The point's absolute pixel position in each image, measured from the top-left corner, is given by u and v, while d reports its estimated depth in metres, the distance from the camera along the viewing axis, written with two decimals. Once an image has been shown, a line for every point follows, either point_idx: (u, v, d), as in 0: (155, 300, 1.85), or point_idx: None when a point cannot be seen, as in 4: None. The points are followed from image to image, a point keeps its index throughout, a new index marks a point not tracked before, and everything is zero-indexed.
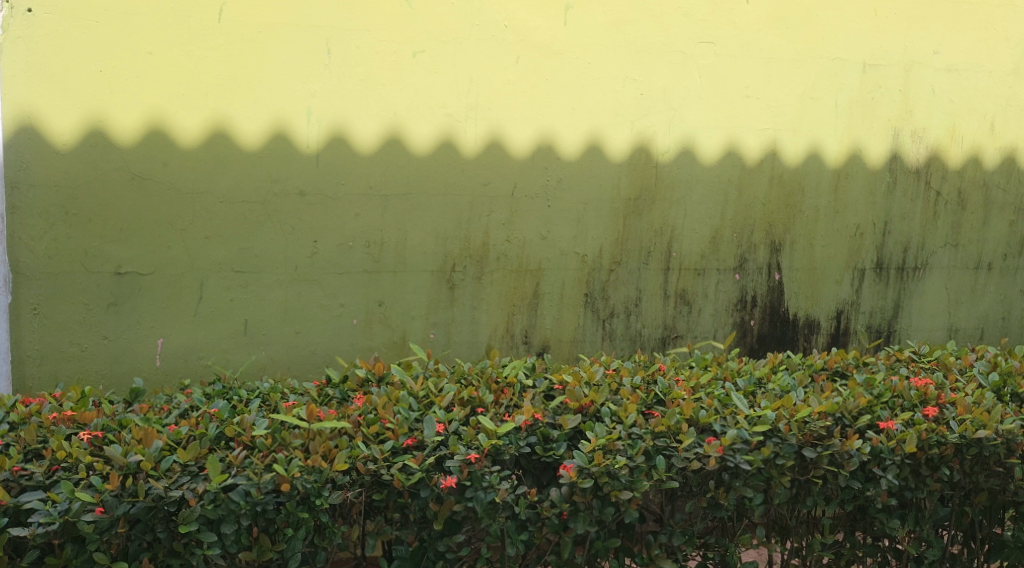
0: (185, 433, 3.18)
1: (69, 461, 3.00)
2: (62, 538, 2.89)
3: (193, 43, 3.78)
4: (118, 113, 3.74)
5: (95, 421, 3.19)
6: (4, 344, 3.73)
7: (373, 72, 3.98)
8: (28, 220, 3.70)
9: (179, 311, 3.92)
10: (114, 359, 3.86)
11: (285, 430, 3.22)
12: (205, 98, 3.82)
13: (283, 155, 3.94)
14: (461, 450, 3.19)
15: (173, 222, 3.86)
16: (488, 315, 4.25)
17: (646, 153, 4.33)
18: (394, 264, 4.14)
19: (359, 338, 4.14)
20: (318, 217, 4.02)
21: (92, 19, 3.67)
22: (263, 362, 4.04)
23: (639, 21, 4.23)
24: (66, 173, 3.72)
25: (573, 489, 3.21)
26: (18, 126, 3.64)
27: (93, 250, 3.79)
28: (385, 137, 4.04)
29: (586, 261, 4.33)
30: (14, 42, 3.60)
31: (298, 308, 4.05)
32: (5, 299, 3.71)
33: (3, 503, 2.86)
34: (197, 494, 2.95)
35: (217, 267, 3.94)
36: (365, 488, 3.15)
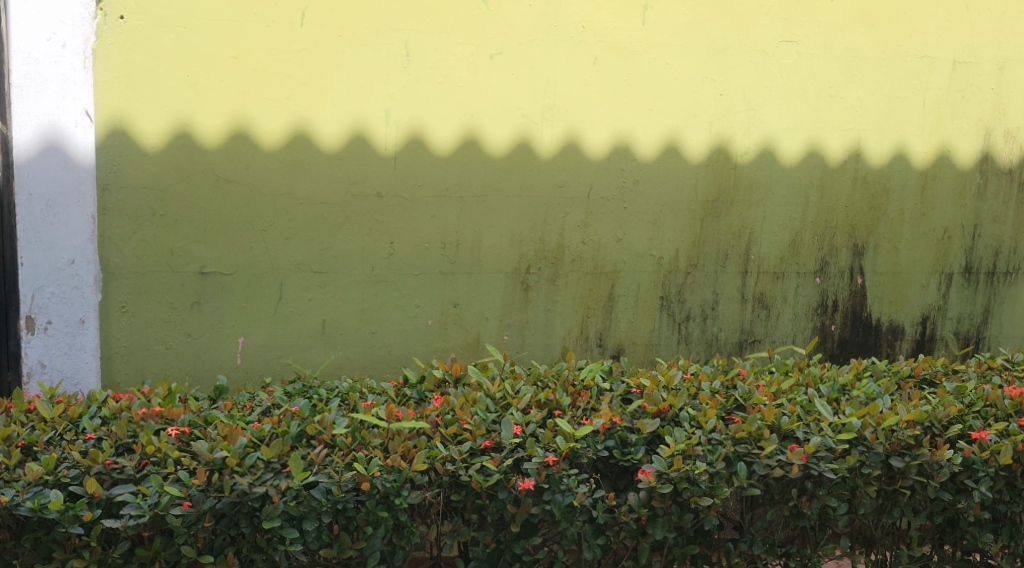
0: (268, 430, 3.20)
1: (158, 455, 3.06)
2: (151, 531, 2.96)
3: (276, 47, 3.85)
4: (203, 116, 3.82)
5: (183, 416, 3.24)
6: (94, 340, 3.82)
7: (451, 74, 4.01)
8: (118, 220, 3.80)
9: (260, 310, 3.98)
10: (197, 357, 3.94)
11: (365, 429, 3.27)
12: (287, 101, 3.88)
13: (362, 156, 3.99)
14: (539, 452, 3.20)
15: (255, 223, 3.93)
16: (563, 317, 4.25)
17: (726, 155, 4.29)
18: (470, 265, 4.16)
19: (434, 339, 4.17)
20: (396, 218, 4.06)
21: (180, 25, 3.75)
22: (340, 362, 4.09)
23: (719, 22, 4.19)
24: (154, 175, 3.81)
25: (651, 494, 3.21)
26: (110, 129, 3.74)
27: (178, 250, 3.87)
28: (462, 138, 4.06)
29: (662, 263, 4.31)
30: (107, 48, 3.70)
31: (375, 308, 4.10)
32: (96, 297, 3.80)
33: (96, 496, 2.93)
34: (279, 491, 2.99)
35: (297, 268, 4.00)
36: (443, 488, 3.17)
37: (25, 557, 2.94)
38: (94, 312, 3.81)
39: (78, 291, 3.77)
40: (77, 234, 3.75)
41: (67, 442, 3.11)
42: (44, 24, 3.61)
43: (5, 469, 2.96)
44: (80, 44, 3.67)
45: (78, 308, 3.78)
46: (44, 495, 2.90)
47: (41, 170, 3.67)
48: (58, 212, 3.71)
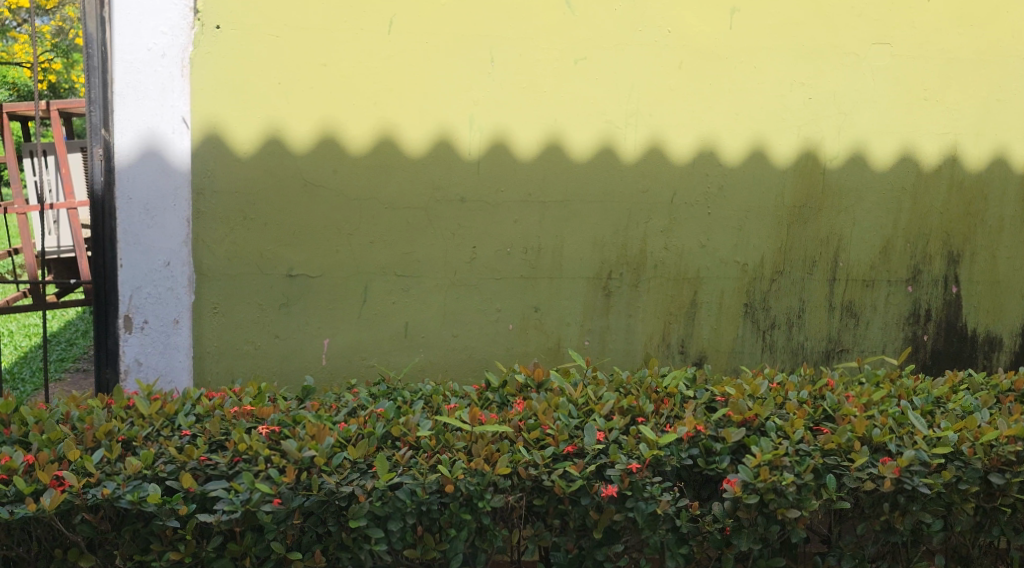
0: (354, 430, 3.25)
1: (250, 453, 3.12)
2: (243, 526, 3.02)
3: (364, 54, 3.90)
4: (293, 122, 3.89)
5: (273, 416, 3.31)
6: (187, 339, 3.92)
7: (535, 80, 4.02)
8: (211, 224, 3.89)
9: (345, 312, 4.05)
10: (284, 358, 4.02)
11: (448, 432, 3.29)
12: (374, 107, 3.94)
13: (447, 161, 4.03)
14: (622, 459, 3.19)
15: (341, 227, 3.99)
16: (644, 323, 4.24)
17: (814, 160, 4.23)
18: (552, 270, 4.17)
19: (515, 343, 4.18)
20: (479, 222, 4.09)
21: (273, 33, 3.83)
22: (423, 364, 4.13)
23: (807, 28, 4.14)
24: (245, 180, 3.89)
25: (737, 504, 3.19)
26: (206, 135, 3.84)
27: (268, 253, 3.95)
28: (546, 144, 4.07)
29: (747, 269, 4.26)
30: (203, 57, 3.79)
31: (456, 312, 4.13)
32: (189, 298, 3.90)
33: (191, 490, 2.99)
34: (366, 491, 3.04)
35: (381, 271, 4.05)
36: (525, 492, 3.19)
37: (124, 549, 3.01)
38: (187, 313, 3.91)
39: (174, 292, 3.87)
40: (173, 236, 3.85)
41: (164, 438, 3.20)
42: (145, 34, 3.72)
43: (106, 462, 3.05)
44: (178, 54, 3.77)
45: (173, 308, 3.88)
46: (143, 488, 2.97)
47: (140, 175, 3.79)
48: (156, 216, 3.82)
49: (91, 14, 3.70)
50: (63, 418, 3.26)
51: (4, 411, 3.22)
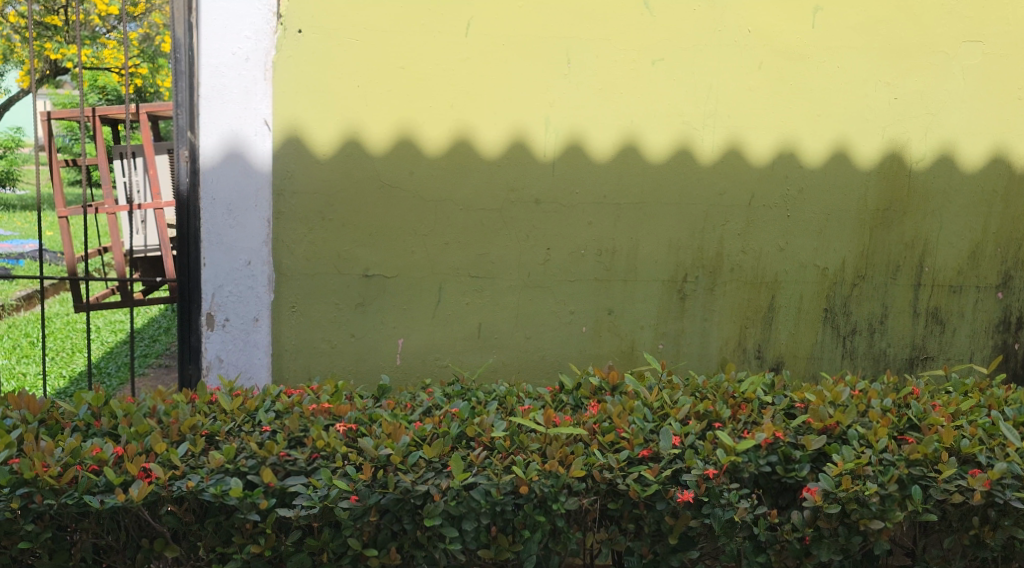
0: (429, 429, 3.27)
1: (328, 449, 3.16)
2: (321, 522, 3.05)
3: (442, 56, 3.92)
4: (371, 124, 3.92)
5: (350, 414, 3.34)
6: (267, 338, 3.98)
7: (613, 81, 4.00)
8: (290, 224, 3.94)
9: (419, 312, 4.07)
10: (360, 357, 4.06)
11: (523, 433, 3.29)
12: (450, 109, 3.95)
13: (522, 164, 4.03)
14: (698, 464, 3.16)
15: (416, 228, 4.02)
16: (720, 328, 4.20)
17: (899, 162, 4.14)
18: (626, 272, 4.14)
19: (588, 345, 4.18)
20: (554, 224, 4.08)
21: (352, 36, 3.86)
22: (496, 366, 4.15)
23: (891, 29, 4.05)
24: (324, 181, 3.94)
25: (817, 513, 3.15)
26: (287, 137, 3.89)
27: (345, 254, 3.99)
28: (623, 146, 4.05)
29: (827, 274, 4.19)
30: (285, 60, 3.84)
31: (530, 313, 4.13)
32: (269, 297, 3.96)
33: (271, 485, 3.02)
34: (441, 490, 3.06)
35: (455, 272, 4.07)
36: (600, 496, 3.18)
37: (208, 540, 3.05)
38: (267, 311, 3.96)
39: (254, 290, 3.93)
40: (254, 236, 3.91)
41: (246, 433, 3.25)
42: (230, 39, 3.78)
43: (191, 456, 3.12)
44: (262, 58, 3.82)
45: (253, 307, 3.95)
46: (226, 482, 3.01)
47: (223, 176, 3.85)
48: (238, 216, 3.88)
49: (179, 20, 3.77)
50: (149, 411, 3.32)
51: (96, 404, 3.31)
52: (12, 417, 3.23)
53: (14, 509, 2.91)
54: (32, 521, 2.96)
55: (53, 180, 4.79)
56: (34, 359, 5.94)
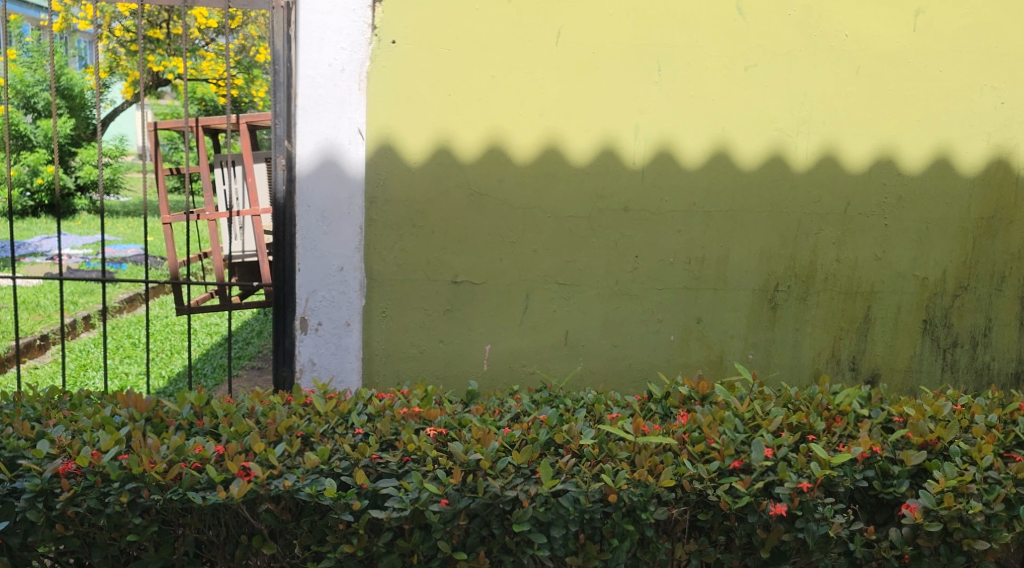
0: (518, 436, 3.28)
1: (419, 453, 3.18)
2: (412, 524, 3.05)
3: (532, 65, 3.92)
4: (462, 132, 3.95)
5: (440, 418, 3.37)
6: (358, 342, 4.03)
7: (704, 88, 3.96)
8: (382, 231, 3.99)
9: (506, 319, 4.08)
10: (448, 362, 4.09)
11: (612, 441, 3.27)
12: (540, 117, 3.95)
13: (611, 171, 4.01)
14: (792, 477, 3.10)
15: (504, 235, 4.03)
16: (812, 338, 4.13)
17: (1002, 169, 4.04)
18: (715, 281, 4.10)
19: (676, 354, 4.14)
20: (642, 232, 4.05)
21: (444, 46, 3.89)
22: (582, 373, 4.14)
23: (994, 33, 3.95)
24: (415, 188, 3.97)
25: (917, 531, 3.10)
26: (380, 146, 3.93)
27: (434, 260, 4.02)
28: (714, 154, 4.01)
29: (927, 284, 4.10)
30: (379, 71, 3.88)
31: (617, 321, 4.11)
32: (361, 302, 4.01)
33: (364, 486, 3.05)
34: (529, 496, 3.05)
35: (543, 279, 4.07)
36: (690, 506, 3.15)
37: (303, 538, 3.09)
38: (358, 316, 4.01)
39: (346, 295, 3.99)
40: (346, 242, 3.96)
41: (339, 435, 3.29)
42: (327, 50, 3.84)
43: (287, 456, 3.16)
44: (356, 69, 3.87)
45: (345, 311, 4.00)
46: (321, 482, 3.05)
47: (318, 184, 3.92)
48: (332, 222, 3.94)
49: (278, 33, 3.84)
50: (248, 412, 3.39)
51: (198, 403, 3.40)
52: (121, 415, 3.32)
53: (123, 503, 3.00)
54: (140, 514, 3.03)
55: (160, 192, 5.11)
56: (136, 359, 6.12)
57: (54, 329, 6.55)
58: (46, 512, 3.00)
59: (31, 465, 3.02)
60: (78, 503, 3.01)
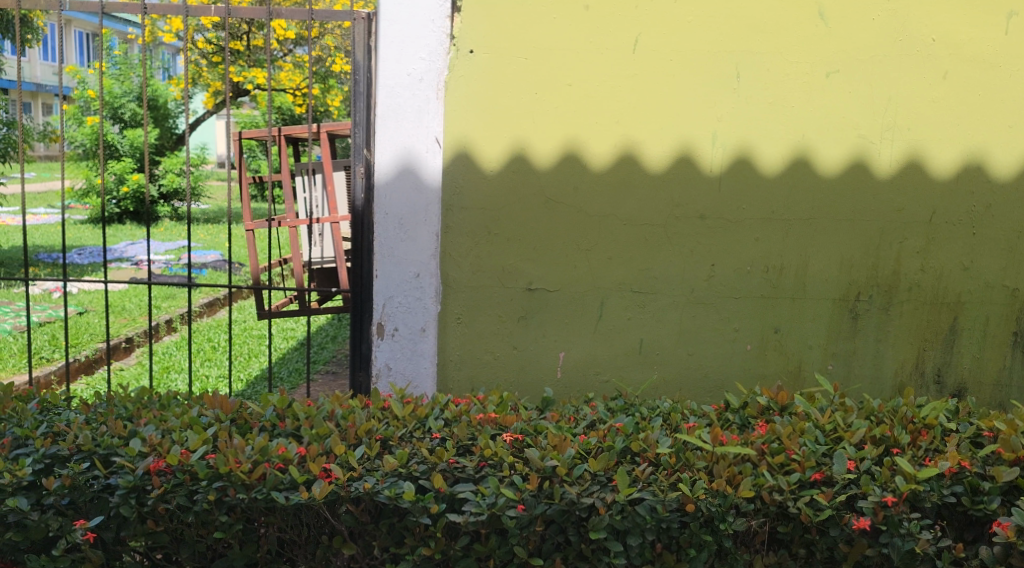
0: (594, 443, 3.26)
1: (495, 458, 3.19)
2: (488, 528, 3.06)
3: (609, 73, 3.90)
4: (538, 140, 3.94)
5: (516, 424, 3.37)
6: (433, 347, 4.05)
7: (784, 95, 3.90)
8: (458, 238, 4.00)
9: (581, 326, 4.07)
10: (521, 369, 4.09)
11: (689, 451, 3.23)
12: (616, 125, 3.93)
13: (688, 179, 3.97)
14: (875, 491, 3.05)
15: (579, 243, 4.02)
16: (895, 350, 4.06)
17: None
18: (794, 290, 4.04)
19: (753, 364, 4.09)
20: (719, 240, 4.01)
21: (521, 55, 3.89)
22: (657, 382, 4.11)
23: None
24: (490, 195, 3.98)
25: (1009, 551, 3.01)
26: (457, 154, 3.95)
27: (509, 267, 4.03)
28: (794, 161, 3.95)
29: (1017, 295, 4.02)
30: (457, 80, 3.90)
31: (693, 329, 4.07)
32: (436, 308, 4.02)
33: (442, 490, 3.07)
34: (606, 504, 3.04)
35: (618, 287, 4.04)
36: (769, 518, 3.10)
37: (381, 540, 3.10)
38: (434, 322, 4.03)
39: (422, 301, 4.01)
40: (423, 249, 3.98)
41: (417, 439, 3.31)
42: (406, 60, 3.88)
43: (367, 459, 3.20)
44: (435, 78, 3.89)
45: (421, 317, 4.02)
46: (399, 485, 3.06)
47: (395, 191, 3.95)
48: (409, 229, 3.97)
49: (359, 44, 3.92)
50: (328, 415, 3.43)
51: (281, 406, 3.46)
52: (208, 415, 3.39)
53: (210, 501, 3.05)
54: (226, 513, 3.08)
55: (243, 200, 5.20)
56: (217, 363, 6.24)
57: (139, 331, 6.71)
58: (138, 508, 3.07)
59: (125, 462, 3.07)
60: (168, 500, 3.07)
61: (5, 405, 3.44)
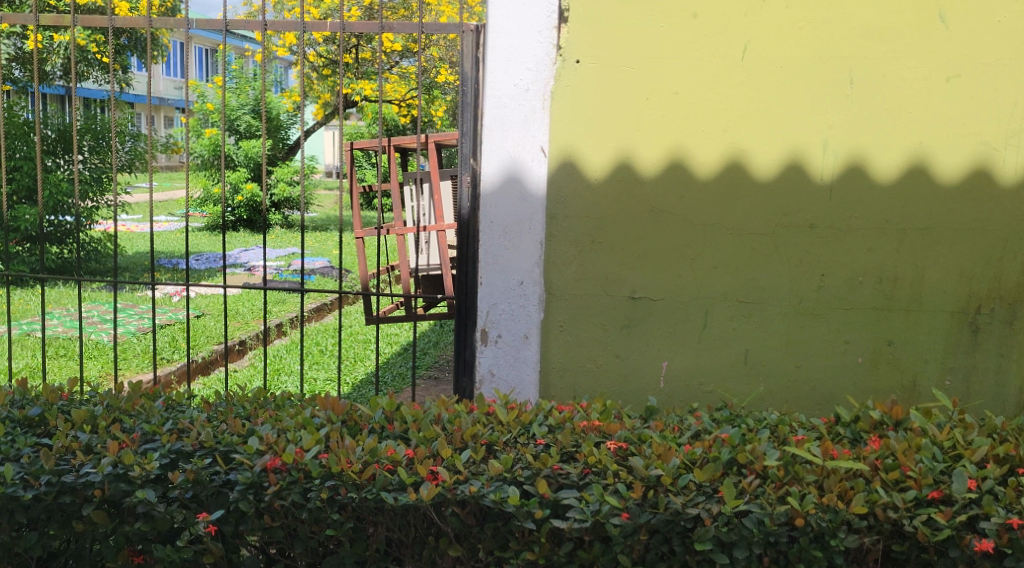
0: (700, 453, 3.22)
1: (600, 466, 3.18)
2: (592, 535, 3.06)
3: (718, 81, 3.87)
4: (643, 150, 3.93)
5: (620, 432, 3.37)
6: (536, 354, 4.07)
7: (900, 101, 3.82)
8: (561, 246, 4.01)
9: (686, 337, 4.04)
10: (625, 378, 4.08)
11: (798, 464, 3.17)
12: (724, 133, 3.90)
13: (797, 189, 3.91)
14: (999, 512, 2.96)
15: (683, 252, 3.99)
16: (1018, 366, 3.95)
17: None
18: (909, 302, 3.94)
19: (865, 377, 4.00)
20: (830, 250, 3.93)
21: (628, 65, 3.89)
22: (763, 394, 4.05)
23: None
24: (595, 204, 3.98)
25: None
26: (563, 163, 3.96)
27: (613, 276, 4.02)
28: (910, 169, 3.86)
29: None
30: (563, 90, 3.92)
31: (801, 341, 4.00)
32: (539, 316, 4.05)
33: (546, 496, 3.07)
34: (711, 515, 3.01)
35: (723, 297, 4.00)
36: (884, 536, 3.02)
37: (486, 543, 3.13)
38: (537, 329, 4.06)
39: (525, 309, 4.04)
40: (526, 257, 4.01)
41: (521, 444, 3.33)
42: (513, 71, 3.91)
43: (472, 463, 3.23)
44: (541, 89, 3.92)
45: (524, 324, 4.05)
46: (504, 490, 3.09)
47: (500, 200, 3.98)
48: (513, 238, 4.00)
49: (468, 56, 3.95)
50: (435, 418, 3.48)
51: (389, 409, 3.53)
52: (320, 416, 3.48)
53: (323, 499, 3.13)
54: (338, 511, 3.15)
55: (352, 208, 5.31)
56: (325, 366, 6.38)
57: (251, 334, 6.90)
58: (255, 503, 3.15)
59: (244, 459, 3.17)
60: (283, 497, 3.14)
61: (133, 403, 3.58)
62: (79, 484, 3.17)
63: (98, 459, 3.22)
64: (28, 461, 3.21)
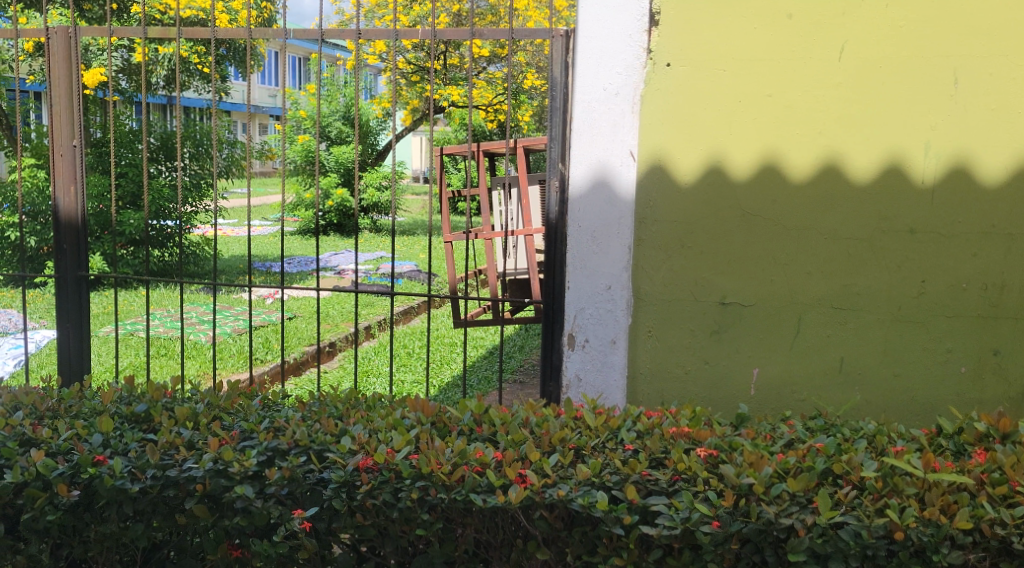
0: (793, 463, 3.15)
1: (689, 473, 3.15)
2: (681, 543, 3.02)
3: (814, 82, 3.80)
4: (735, 153, 3.88)
5: (711, 439, 3.32)
6: (623, 360, 4.04)
7: (1007, 101, 3.70)
8: (651, 250, 3.98)
9: (780, 343, 3.97)
10: (715, 384, 4.02)
11: (897, 476, 3.09)
12: (819, 136, 3.82)
13: (895, 193, 3.81)
14: None
15: (776, 257, 3.92)
16: None
17: None
18: (1016, 309, 3.81)
19: (968, 388, 3.88)
20: (930, 255, 3.83)
21: (721, 67, 3.84)
22: (858, 403, 3.96)
23: None
24: (685, 209, 3.94)
25: None
26: (652, 167, 3.93)
27: (703, 281, 3.97)
28: (1018, 172, 3.74)
29: None
30: (653, 93, 3.89)
31: (899, 349, 3.90)
32: (627, 321, 4.01)
33: (635, 501, 3.05)
34: (806, 526, 2.94)
35: (818, 302, 3.92)
36: (990, 553, 2.92)
37: (574, 548, 3.11)
38: (625, 334, 4.02)
39: (613, 313, 4.01)
40: (615, 261, 3.98)
41: (610, 449, 3.31)
42: (603, 75, 3.89)
43: (561, 466, 3.23)
44: (631, 92, 3.89)
45: (612, 329, 4.02)
46: (592, 495, 3.07)
47: (589, 204, 3.96)
48: (602, 242, 3.98)
49: (557, 60, 3.96)
50: (523, 422, 3.49)
51: (479, 411, 3.54)
52: (410, 417, 3.51)
53: (414, 499, 3.14)
54: (428, 511, 3.17)
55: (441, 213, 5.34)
56: (412, 368, 6.45)
57: (342, 336, 7.01)
58: (347, 502, 3.19)
59: (337, 458, 3.23)
60: (375, 496, 3.17)
61: (232, 402, 3.67)
62: (181, 478, 3.24)
63: (200, 454, 3.30)
64: (135, 455, 3.29)
